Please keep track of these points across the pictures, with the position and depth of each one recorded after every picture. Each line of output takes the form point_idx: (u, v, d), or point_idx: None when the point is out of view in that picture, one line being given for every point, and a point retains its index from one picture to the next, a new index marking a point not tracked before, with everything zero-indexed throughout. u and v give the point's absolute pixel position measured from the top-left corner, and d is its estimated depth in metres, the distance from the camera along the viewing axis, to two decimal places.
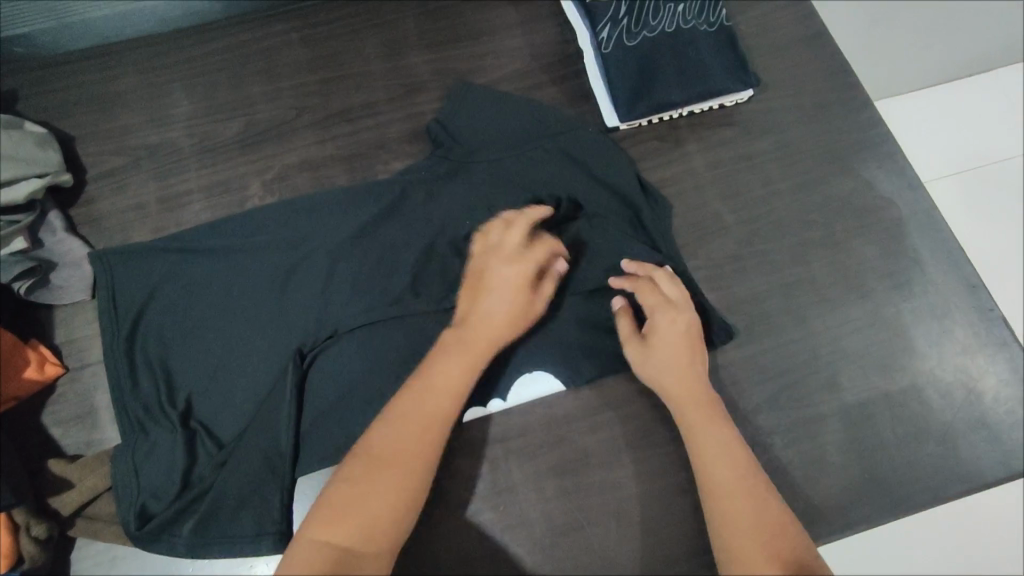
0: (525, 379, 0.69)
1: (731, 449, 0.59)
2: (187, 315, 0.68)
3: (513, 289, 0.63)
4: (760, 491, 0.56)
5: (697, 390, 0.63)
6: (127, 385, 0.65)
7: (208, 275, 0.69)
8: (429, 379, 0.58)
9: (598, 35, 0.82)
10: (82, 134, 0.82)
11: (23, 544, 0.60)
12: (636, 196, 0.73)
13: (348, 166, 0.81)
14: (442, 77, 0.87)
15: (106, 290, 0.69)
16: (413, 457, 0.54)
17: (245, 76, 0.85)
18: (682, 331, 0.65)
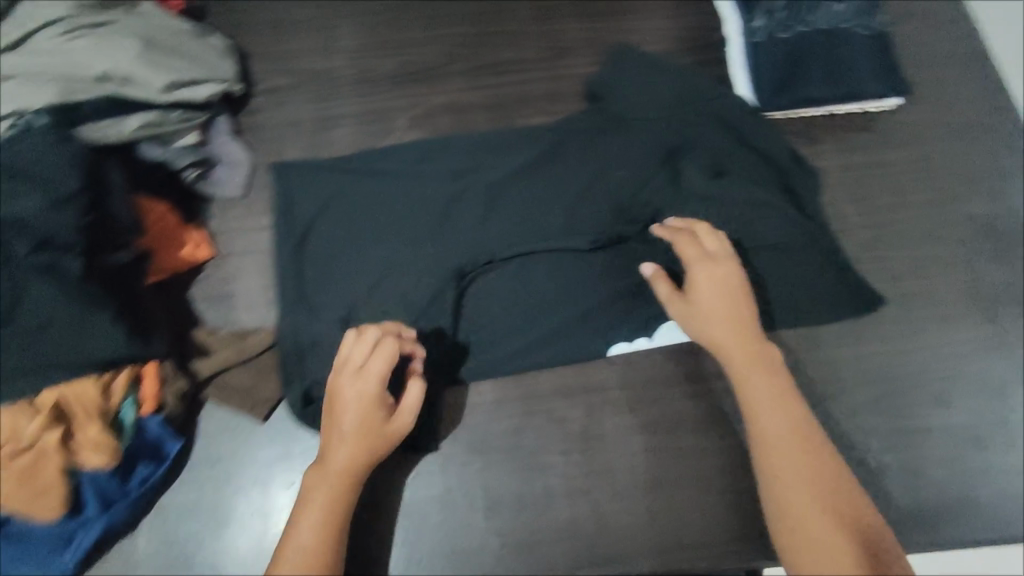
0: (672, 324, 0.73)
1: (789, 413, 0.62)
2: (355, 219, 0.78)
3: (359, 411, 0.62)
4: (820, 459, 0.60)
5: (758, 368, 0.64)
6: (292, 279, 0.75)
7: (374, 193, 0.79)
8: (327, 473, 0.62)
9: (750, 24, 0.83)
10: (257, 51, 0.90)
11: (167, 394, 0.68)
12: (785, 160, 0.78)
13: (490, 116, 0.87)
14: (589, 47, 0.90)
15: (286, 199, 0.79)
16: (332, 547, 0.60)
17: (408, 20, 0.91)
18: (707, 281, 0.66)
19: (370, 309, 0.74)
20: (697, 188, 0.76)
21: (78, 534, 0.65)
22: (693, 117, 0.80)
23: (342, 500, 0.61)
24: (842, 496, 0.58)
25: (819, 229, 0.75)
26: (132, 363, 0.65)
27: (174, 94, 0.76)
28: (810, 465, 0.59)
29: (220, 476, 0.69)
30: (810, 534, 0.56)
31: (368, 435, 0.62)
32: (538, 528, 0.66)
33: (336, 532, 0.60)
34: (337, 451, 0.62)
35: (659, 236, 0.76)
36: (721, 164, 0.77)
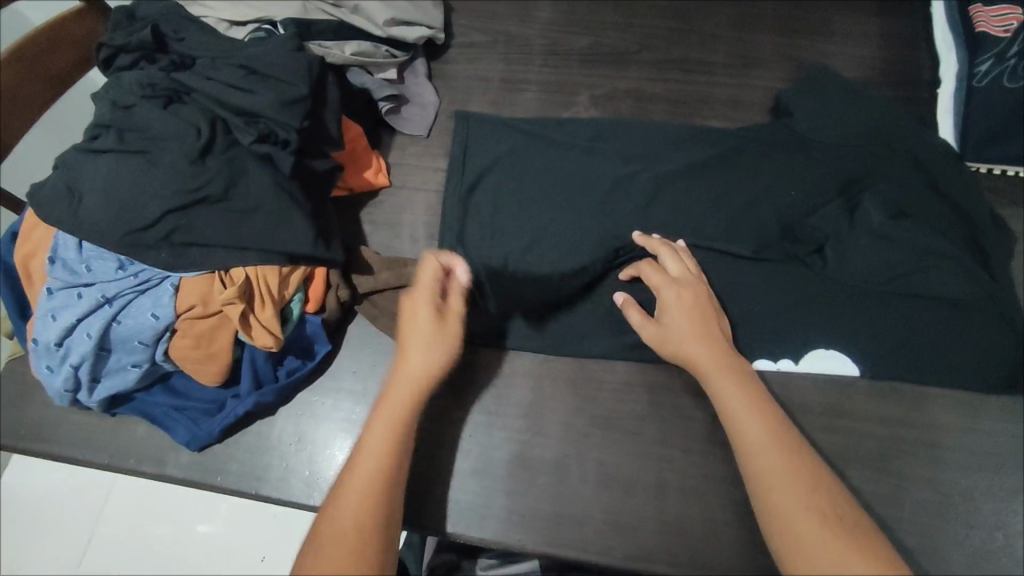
0: (819, 353, 0.71)
1: (765, 415, 0.60)
2: (521, 179, 0.79)
3: (431, 329, 0.64)
4: (812, 468, 0.57)
5: (720, 361, 0.63)
6: (454, 223, 0.77)
7: (544, 158, 0.80)
8: (391, 397, 0.62)
9: (975, 67, 0.79)
10: (460, 8, 0.94)
11: (330, 299, 0.72)
12: (981, 216, 0.73)
13: (669, 108, 0.86)
14: (785, 62, 0.88)
15: (462, 146, 0.82)
16: (395, 465, 0.59)
17: (605, 5, 0.93)
18: (691, 293, 0.68)
19: (522, 269, 0.75)
20: (873, 226, 0.72)
21: (229, 404, 0.69)
22: (885, 152, 0.76)
23: (404, 422, 0.61)
24: (834, 507, 0.55)
25: (1004, 295, 0.70)
26: (310, 262, 0.70)
27: (390, 31, 0.83)
28: (807, 478, 0.56)
29: (355, 388, 0.73)
30: (816, 554, 0.52)
31: (438, 346, 0.64)
32: (647, 517, 0.66)
33: (399, 460, 0.60)
34: (404, 375, 0.63)
35: (826, 262, 0.73)
36: (909, 208, 0.73)
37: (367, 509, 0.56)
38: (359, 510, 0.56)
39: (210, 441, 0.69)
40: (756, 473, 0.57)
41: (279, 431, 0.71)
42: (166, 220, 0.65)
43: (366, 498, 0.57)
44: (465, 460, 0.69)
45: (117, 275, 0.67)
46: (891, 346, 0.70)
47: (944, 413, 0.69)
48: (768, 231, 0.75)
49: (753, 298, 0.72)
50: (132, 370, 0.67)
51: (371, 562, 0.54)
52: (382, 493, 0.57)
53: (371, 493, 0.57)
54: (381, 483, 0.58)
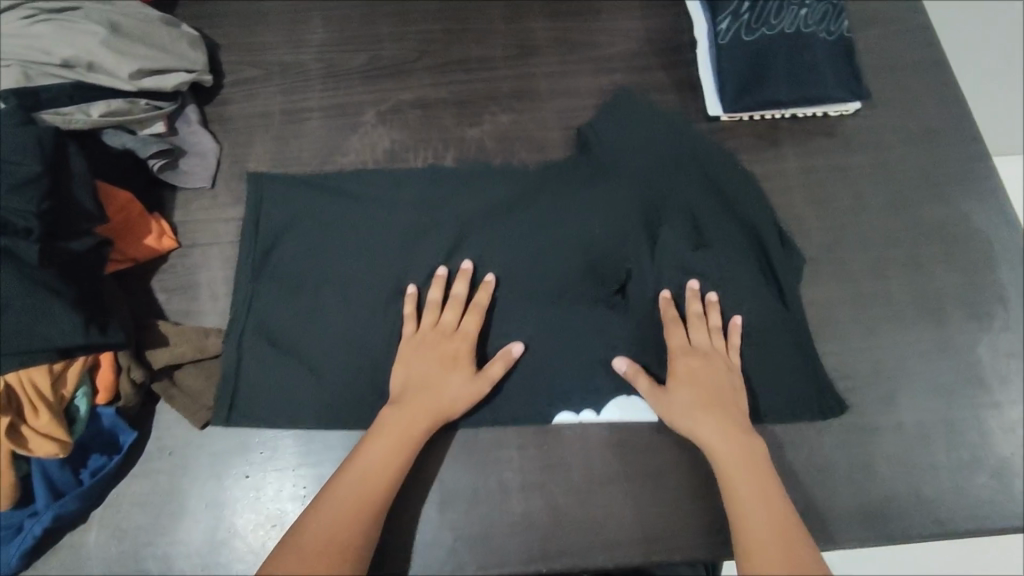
0: (622, 400, 0.71)
1: (758, 472, 0.63)
2: (301, 221, 0.75)
3: (439, 368, 0.68)
4: (781, 514, 0.60)
5: (729, 415, 0.66)
6: (255, 303, 0.73)
7: (338, 218, 0.76)
8: (398, 419, 0.65)
9: (717, 26, 0.83)
10: (226, 44, 0.90)
11: (121, 383, 0.66)
12: (768, 235, 0.77)
13: (455, 112, 0.86)
14: (559, 46, 0.90)
15: (251, 225, 0.75)
16: (381, 488, 0.61)
17: (378, 16, 0.91)
18: (715, 365, 0.69)
19: (327, 307, 0.72)
20: (673, 260, 0.75)
21: (26, 525, 0.63)
22: (684, 178, 0.78)
23: (402, 455, 0.63)
24: (801, 556, 0.57)
25: (792, 319, 0.74)
26: (87, 350, 0.63)
27: (141, 83, 0.76)
28: (776, 528, 0.59)
29: (172, 468, 0.68)
30: None
31: (462, 393, 0.67)
32: (493, 522, 0.67)
33: (391, 481, 0.62)
34: (364, 463, 0.62)
35: (629, 303, 0.74)
36: (702, 238, 0.76)
37: None
38: (334, 531, 0.58)
39: (10, 572, 0.63)
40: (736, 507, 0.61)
41: (95, 537, 0.66)
42: None
43: (342, 520, 0.59)
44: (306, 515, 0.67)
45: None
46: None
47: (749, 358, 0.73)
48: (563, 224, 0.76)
49: (557, 292, 0.74)
50: None
51: None
52: (359, 518, 0.60)
53: (350, 514, 0.59)
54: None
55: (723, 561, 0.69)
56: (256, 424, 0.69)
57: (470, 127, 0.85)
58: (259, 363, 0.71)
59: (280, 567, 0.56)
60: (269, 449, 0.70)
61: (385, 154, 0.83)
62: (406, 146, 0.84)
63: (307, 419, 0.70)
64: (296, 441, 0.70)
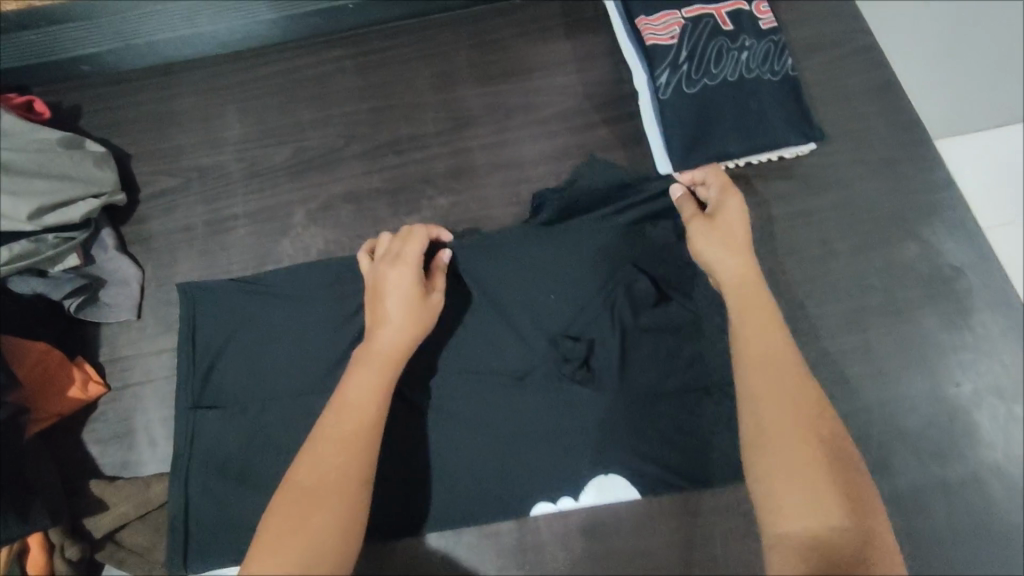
0: (601, 480, 0.66)
1: (786, 357, 0.56)
2: (244, 333, 0.71)
3: (406, 292, 0.61)
4: (802, 387, 0.54)
5: (755, 300, 0.59)
6: (198, 430, 0.68)
7: (277, 318, 0.71)
8: (368, 356, 0.59)
9: (656, 80, 0.79)
10: (137, 153, 0.84)
11: (56, 563, 0.61)
12: None
13: (391, 200, 0.80)
14: (494, 112, 0.85)
15: (185, 335, 0.71)
16: (363, 420, 0.55)
17: (299, 102, 0.86)
18: (741, 224, 0.64)
19: (278, 426, 0.67)
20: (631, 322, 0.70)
21: None
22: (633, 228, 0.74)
23: (391, 372, 0.58)
24: (834, 448, 0.51)
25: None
26: (9, 542, 0.58)
27: (44, 220, 0.70)
28: (800, 403, 0.53)
29: None
30: (794, 469, 0.50)
31: (416, 313, 0.61)
32: None
33: (372, 424, 0.55)
34: (345, 405, 0.56)
35: (593, 376, 0.68)
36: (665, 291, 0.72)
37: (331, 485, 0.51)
38: (327, 471, 0.52)
39: None
40: (756, 392, 0.54)
41: None
42: None
43: (331, 470, 0.52)
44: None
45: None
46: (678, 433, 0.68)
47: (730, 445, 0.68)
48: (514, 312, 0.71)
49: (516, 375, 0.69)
50: None
51: (333, 532, 0.49)
52: (344, 458, 0.53)
53: (340, 462, 0.52)
54: (340, 478, 0.52)
55: None
56: (214, 566, 0.64)
57: (407, 216, 0.80)
58: (210, 504, 0.65)
59: (272, 527, 0.49)
60: None
61: (321, 256, 0.78)
62: (342, 245, 0.78)
63: None
64: None
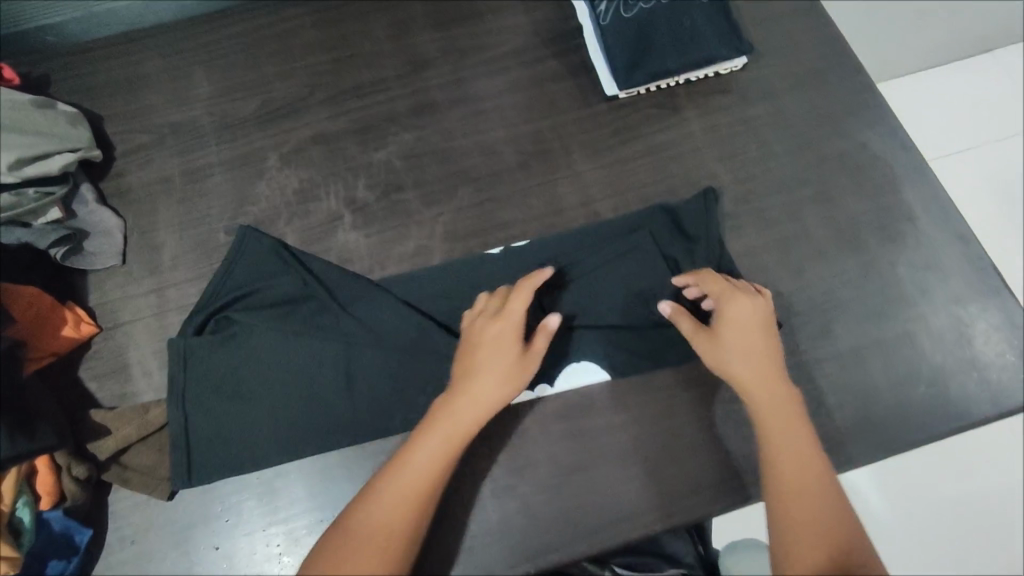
0: (574, 368, 0.73)
1: (801, 445, 0.62)
2: (259, 279, 0.74)
3: (502, 355, 0.63)
4: (822, 472, 0.61)
5: (774, 392, 0.64)
6: (191, 354, 0.71)
7: (289, 267, 0.74)
8: (453, 416, 0.61)
9: (597, 8, 0.85)
10: (109, 114, 0.87)
11: (65, 483, 0.64)
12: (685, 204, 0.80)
13: (359, 138, 0.85)
14: (450, 54, 0.90)
15: (212, 282, 0.74)
16: (427, 488, 0.59)
17: (263, 57, 0.90)
18: (752, 316, 0.67)
19: (268, 347, 0.71)
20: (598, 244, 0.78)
21: None
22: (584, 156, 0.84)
23: (460, 439, 0.61)
24: (838, 530, 0.58)
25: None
26: (18, 462, 0.61)
27: (23, 173, 0.71)
28: (816, 488, 0.60)
29: (137, 556, 0.67)
30: (804, 548, 0.57)
31: (500, 382, 0.62)
32: (475, 537, 0.67)
33: (432, 487, 0.59)
34: (413, 456, 0.60)
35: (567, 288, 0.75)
36: (595, 220, 0.80)
37: (388, 528, 0.57)
38: (388, 522, 0.57)
39: None
40: (779, 479, 0.61)
41: None
42: None
43: (389, 526, 0.57)
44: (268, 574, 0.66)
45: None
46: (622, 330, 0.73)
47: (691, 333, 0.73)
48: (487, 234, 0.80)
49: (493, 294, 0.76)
50: None
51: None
52: (404, 514, 0.58)
53: (395, 507, 0.58)
54: (395, 521, 0.58)
55: (711, 517, 0.70)
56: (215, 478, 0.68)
57: (375, 150, 0.84)
58: (207, 420, 0.69)
59: (324, 556, 0.57)
60: (234, 515, 0.68)
61: (296, 194, 0.82)
62: (315, 182, 0.82)
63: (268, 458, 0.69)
64: (259, 490, 0.69)
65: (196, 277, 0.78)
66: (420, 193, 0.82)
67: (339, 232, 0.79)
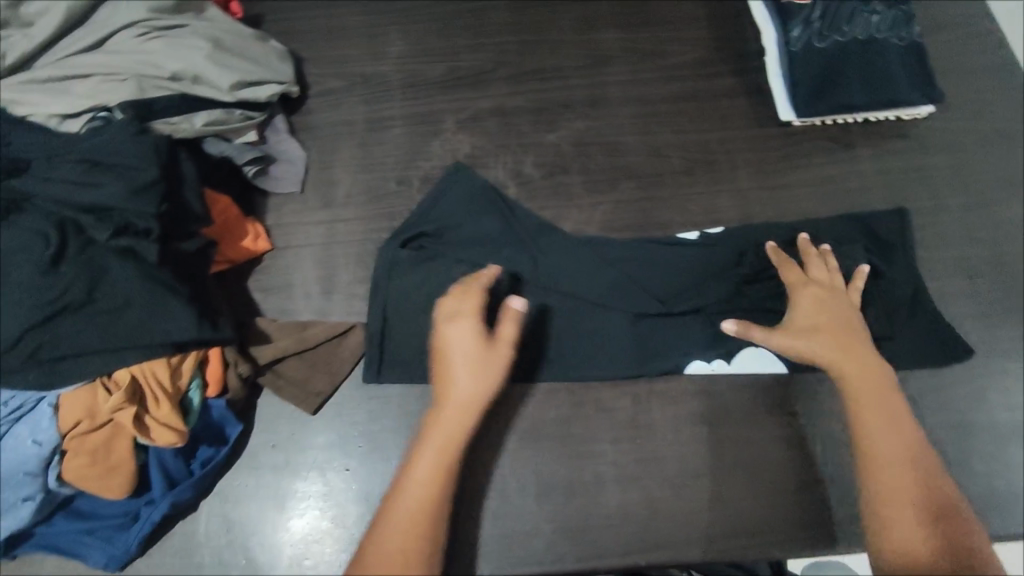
0: (750, 352, 0.74)
1: (899, 430, 0.62)
2: (465, 214, 0.81)
3: (472, 354, 0.62)
4: (924, 459, 0.60)
5: (865, 375, 0.65)
6: (398, 261, 0.78)
7: (497, 212, 0.82)
8: (441, 425, 0.61)
9: (789, 34, 0.86)
10: (309, 57, 0.94)
11: (230, 377, 0.69)
12: (883, 222, 0.80)
13: (534, 119, 0.89)
14: (631, 55, 0.93)
15: (422, 206, 0.82)
16: (431, 503, 0.58)
17: (455, 28, 0.95)
18: (821, 303, 0.69)
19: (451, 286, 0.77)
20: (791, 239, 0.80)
21: (144, 513, 0.66)
22: (749, 175, 0.85)
23: (447, 460, 0.60)
24: (948, 509, 0.57)
25: (890, 283, 0.76)
26: (199, 346, 0.66)
27: (239, 94, 0.79)
28: (916, 468, 0.60)
29: (278, 461, 0.71)
30: (898, 530, 0.57)
31: (483, 373, 0.62)
32: (594, 516, 0.69)
33: (438, 497, 0.59)
34: (405, 490, 0.59)
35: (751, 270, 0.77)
36: (749, 224, 0.82)
37: (407, 557, 0.55)
38: (401, 551, 0.55)
39: (130, 556, 0.66)
40: (873, 461, 0.61)
41: (205, 525, 0.68)
42: (26, 338, 0.61)
43: (410, 544, 0.56)
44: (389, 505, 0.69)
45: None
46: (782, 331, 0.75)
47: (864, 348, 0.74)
48: (644, 232, 0.82)
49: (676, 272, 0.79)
50: (25, 505, 0.62)
51: None
52: (417, 530, 0.57)
53: (406, 535, 0.56)
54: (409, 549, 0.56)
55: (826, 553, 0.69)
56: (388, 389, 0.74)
57: (547, 133, 0.88)
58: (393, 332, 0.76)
59: None
60: (369, 443, 0.72)
61: (468, 160, 0.86)
62: (487, 152, 0.87)
63: (428, 391, 0.74)
64: (402, 422, 0.73)
65: (364, 217, 0.83)
66: (583, 180, 0.85)
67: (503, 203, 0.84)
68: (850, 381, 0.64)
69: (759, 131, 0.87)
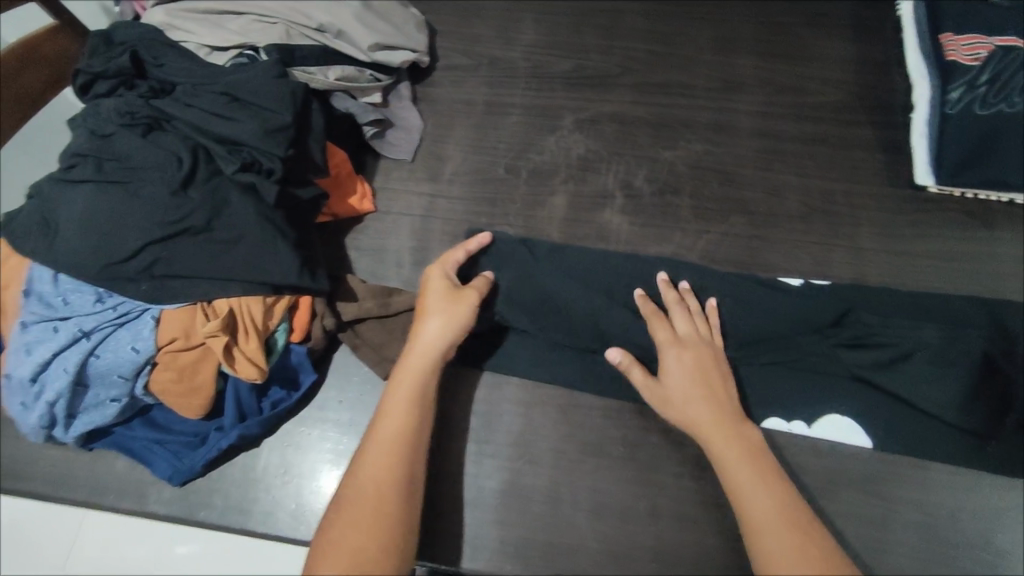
0: (833, 419, 0.70)
1: (741, 446, 0.63)
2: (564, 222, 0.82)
3: (436, 297, 0.69)
4: (778, 485, 0.60)
5: (719, 395, 0.66)
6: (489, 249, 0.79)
7: (594, 230, 0.81)
8: (409, 363, 0.66)
9: (947, 94, 0.80)
10: (442, 31, 0.95)
11: (314, 327, 0.71)
12: (1005, 313, 0.74)
13: (652, 133, 0.86)
14: (766, 85, 0.89)
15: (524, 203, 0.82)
16: (412, 438, 0.62)
17: (589, 27, 0.94)
18: (694, 375, 0.67)
19: (544, 285, 0.76)
20: (896, 309, 0.75)
21: (213, 437, 0.68)
22: (870, 234, 0.80)
23: (419, 397, 0.64)
24: (810, 536, 0.56)
25: (1008, 380, 0.69)
26: (294, 291, 0.68)
27: (374, 56, 0.82)
28: (770, 490, 0.60)
29: (343, 417, 0.72)
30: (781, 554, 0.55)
31: (453, 320, 0.68)
32: (642, 547, 0.67)
33: (415, 431, 0.62)
34: (384, 422, 0.62)
35: (843, 331, 0.73)
36: (861, 284, 0.77)
37: (381, 488, 0.58)
38: (376, 483, 0.59)
39: (192, 475, 0.68)
40: (732, 479, 0.61)
41: (265, 462, 0.70)
42: (145, 251, 0.64)
43: (384, 475, 0.59)
44: (440, 485, 0.70)
45: (53, 335, 0.64)
46: (879, 404, 0.70)
47: (962, 444, 0.68)
48: (746, 270, 0.79)
49: (764, 317, 0.74)
50: (112, 405, 0.66)
51: (375, 531, 0.56)
52: (395, 458, 0.60)
53: (384, 466, 0.60)
54: (386, 480, 0.59)
55: None
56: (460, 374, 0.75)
57: (664, 149, 0.85)
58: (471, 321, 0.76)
59: (333, 521, 0.57)
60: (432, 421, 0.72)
61: (579, 161, 0.85)
62: (600, 157, 0.85)
63: (498, 386, 0.74)
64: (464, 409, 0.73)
65: (467, 198, 0.84)
66: (693, 204, 0.82)
67: (607, 211, 0.82)
68: (694, 390, 0.66)
69: (889, 190, 0.82)
